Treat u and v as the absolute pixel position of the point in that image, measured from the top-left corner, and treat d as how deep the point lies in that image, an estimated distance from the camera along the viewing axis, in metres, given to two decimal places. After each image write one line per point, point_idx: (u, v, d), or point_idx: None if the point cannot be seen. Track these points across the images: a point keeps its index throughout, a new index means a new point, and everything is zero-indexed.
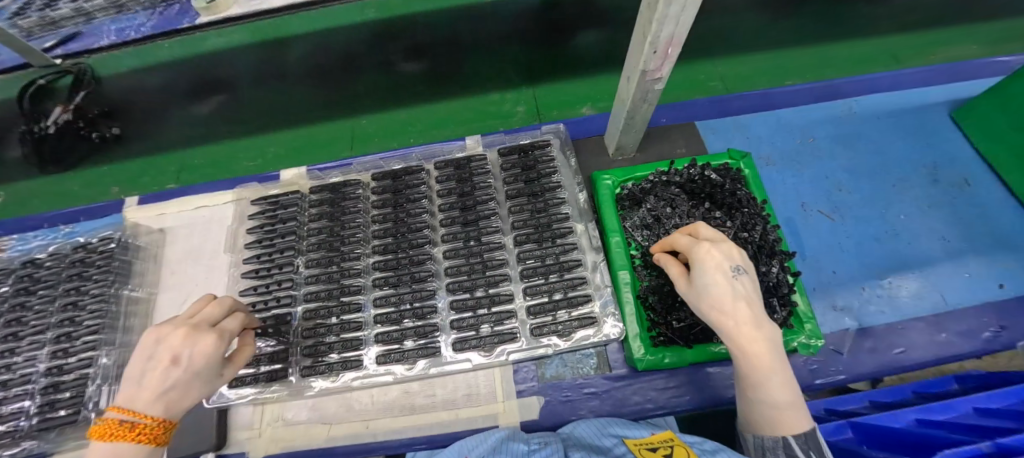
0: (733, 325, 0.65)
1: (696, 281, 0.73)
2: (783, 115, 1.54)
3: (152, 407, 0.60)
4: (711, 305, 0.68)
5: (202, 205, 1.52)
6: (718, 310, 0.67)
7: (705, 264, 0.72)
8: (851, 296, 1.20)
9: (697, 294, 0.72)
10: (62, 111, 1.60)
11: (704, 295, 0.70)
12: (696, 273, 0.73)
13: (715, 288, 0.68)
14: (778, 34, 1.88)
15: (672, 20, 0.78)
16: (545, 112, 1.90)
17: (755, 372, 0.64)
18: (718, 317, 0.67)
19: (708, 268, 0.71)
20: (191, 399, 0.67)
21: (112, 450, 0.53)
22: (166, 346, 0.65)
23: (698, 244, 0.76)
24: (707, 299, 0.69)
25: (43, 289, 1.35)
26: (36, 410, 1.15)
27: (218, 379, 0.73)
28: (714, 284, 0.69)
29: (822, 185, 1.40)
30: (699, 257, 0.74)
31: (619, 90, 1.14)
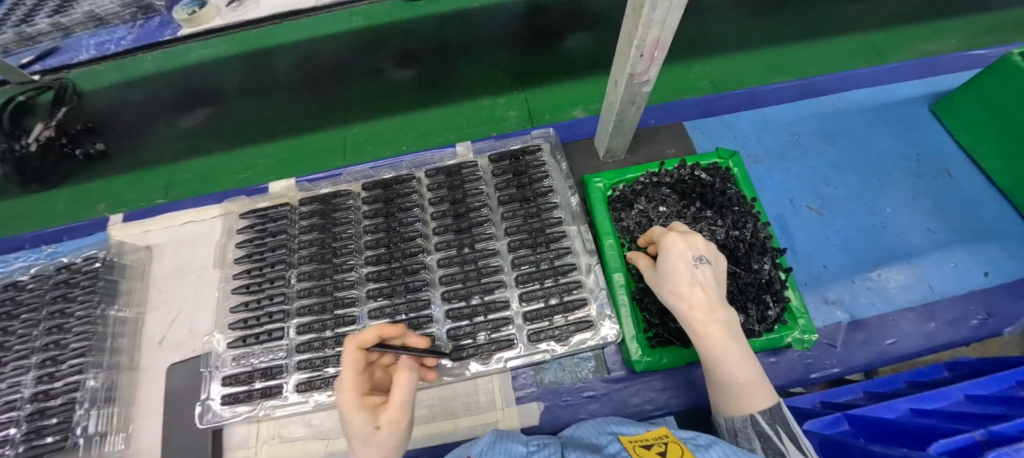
0: (686, 309, 0.73)
1: (660, 270, 0.81)
2: (769, 113, 1.56)
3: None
4: (670, 292, 0.77)
5: (189, 221, 1.50)
6: (675, 296, 0.76)
7: (667, 254, 0.80)
8: (841, 289, 1.22)
9: (660, 282, 0.81)
10: (45, 128, 1.56)
11: (664, 282, 0.79)
12: (660, 263, 0.81)
13: (673, 276, 0.77)
14: (761, 33, 1.91)
15: (658, 24, 0.78)
16: (537, 117, 1.94)
17: (710, 352, 0.71)
18: (675, 302, 0.76)
19: (669, 258, 0.79)
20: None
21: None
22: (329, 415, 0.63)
23: (665, 236, 0.83)
24: (666, 287, 0.78)
25: (26, 312, 1.32)
26: (22, 437, 1.11)
27: (372, 438, 0.57)
28: (673, 272, 0.77)
29: (809, 181, 1.42)
30: (663, 249, 0.82)
31: (608, 93, 1.14)
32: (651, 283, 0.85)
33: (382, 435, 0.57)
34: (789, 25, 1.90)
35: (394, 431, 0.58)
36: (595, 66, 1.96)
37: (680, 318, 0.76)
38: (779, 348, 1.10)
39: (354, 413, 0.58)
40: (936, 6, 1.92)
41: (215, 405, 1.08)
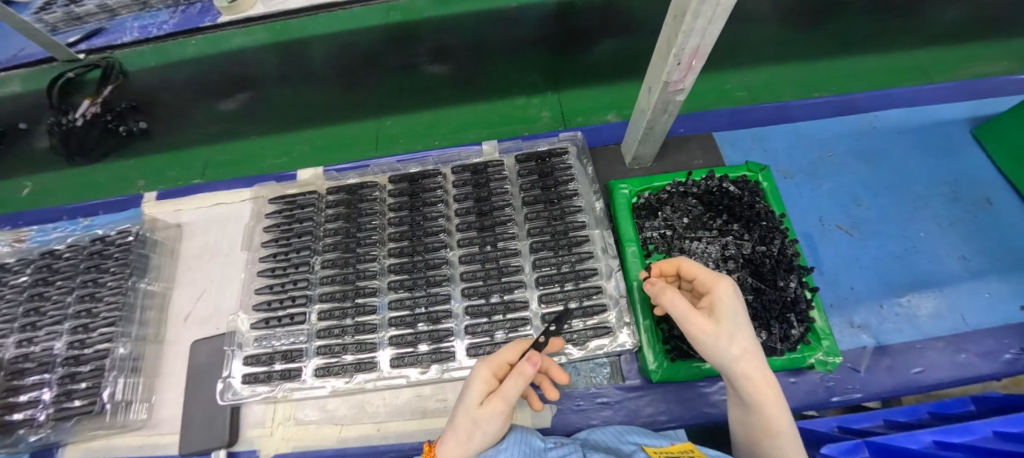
0: (762, 373, 0.65)
1: (725, 318, 0.69)
2: (802, 128, 1.53)
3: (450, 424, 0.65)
4: (741, 350, 0.66)
5: (219, 202, 1.54)
6: (746, 356, 0.66)
7: (736, 303, 0.72)
8: (868, 313, 1.19)
9: (728, 333, 0.67)
10: (91, 104, 1.65)
11: (737, 335, 0.67)
12: (728, 310, 0.70)
13: (746, 329, 0.69)
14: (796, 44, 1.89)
15: (699, 32, 0.77)
16: (570, 118, 1.93)
17: (784, 424, 0.63)
18: (747, 363, 0.65)
19: (739, 308, 0.71)
20: (464, 434, 0.62)
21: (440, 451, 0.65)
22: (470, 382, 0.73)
23: (722, 280, 0.75)
24: (740, 341, 0.66)
25: (62, 280, 1.38)
26: (52, 400, 1.17)
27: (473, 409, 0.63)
28: (745, 326, 0.68)
29: (840, 200, 1.39)
30: (725, 295, 0.73)
31: (640, 100, 1.13)
32: (706, 329, 0.68)
33: (482, 409, 0.62)
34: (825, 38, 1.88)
35: (488, 414, 0.61)
36: (624, 72, 1.95)
37: (744, 381, 0.65)
38: (800, 368, 1.07)
39: (477, 381, 0.66)
40: (985, 26, 1.86)
41: (235, 383, 1.12)
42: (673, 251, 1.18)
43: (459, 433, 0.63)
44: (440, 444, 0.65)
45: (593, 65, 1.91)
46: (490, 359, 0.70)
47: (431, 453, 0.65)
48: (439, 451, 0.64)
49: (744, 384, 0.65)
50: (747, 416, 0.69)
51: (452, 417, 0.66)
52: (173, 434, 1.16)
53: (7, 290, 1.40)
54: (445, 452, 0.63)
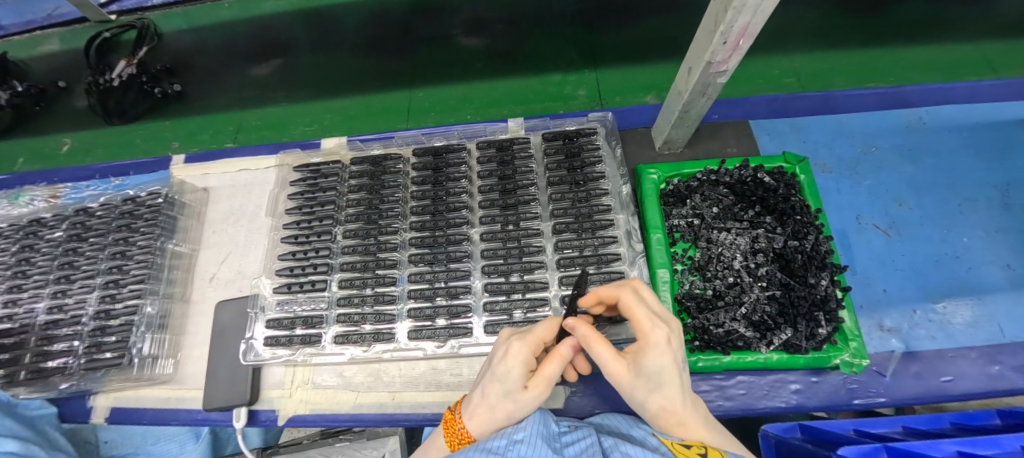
0: (682, 427, 0.65)
1: (640, 376, 0.65)
2: (845, 120, 1.45)
3: (484, 399, 0.71)
4: (661, 407, 0.65)
5: (244, 168, 1.55)
6: (665, 412, 0.65)
7: (662, 363, 0.62)
8: (899, 317, 1.14)
9: (642, 389, 0.66)
10: (127, 64, 1.76)
11: (655, 392, 0.65)
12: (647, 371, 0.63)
13: (668, 389, 0.63)
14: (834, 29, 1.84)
15: (751, 9, 0.71)
16: (607, 97, 1.84)
17: None
18: (667, 419, 0.66)
19: (665, 369, 0.62)
20: (507, 414, 0.69)
21: (469, 418, 0.72)
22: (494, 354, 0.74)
23: (653, 332, 0.63)
24: (657, 400, 0.65)
25: (94, 237, 1.42)
26: (84, 351, 1.23)
27: (517, 394, 0.68)
28: (668, 384, 0.63)
29: (880, 197, 1.32)
30: (656, 353, 0.62)
31: (677, 81, 1.08)
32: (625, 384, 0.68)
33: (529, 396, 0.69)
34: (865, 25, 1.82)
35: (535, 397, 0.70)
36: (659, 52, 1.87)
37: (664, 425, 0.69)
38: (823, 368, 1.03)
39: (518, 368, 0.68)
40: None
41: (257, 345, 1.15)
42: (700, 239, 1.17)
43: (497, 408, 0.70)
44: (475, 413, 0.72)
45: (627, 42, 1.86)
46: (527, 340, 0.71)
47: (466, 419, 0.72)
48: (475, 420, 0.72)
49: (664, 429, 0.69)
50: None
51: (487, 394, 0.70)
52: (196, 390, 1.21)
53: (44, 244, 1.45)
54: (482, 421, 0.71)
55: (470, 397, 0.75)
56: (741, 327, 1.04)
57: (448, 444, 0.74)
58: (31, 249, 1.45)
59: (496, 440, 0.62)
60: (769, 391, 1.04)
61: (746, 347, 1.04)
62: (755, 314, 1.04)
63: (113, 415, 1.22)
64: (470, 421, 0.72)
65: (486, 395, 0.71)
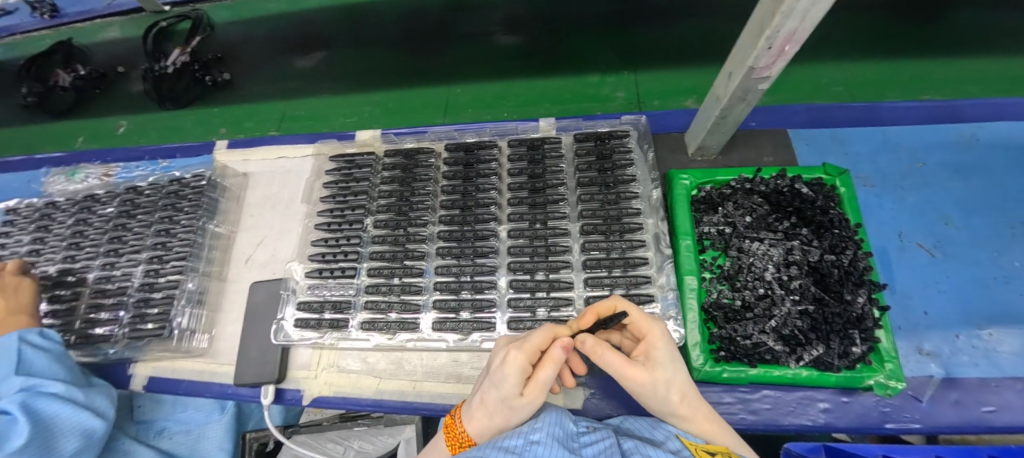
0: (696, 409, 0.73)
1: (657, 365, 0.73)
2: (890, 132, 1.40)
3: (482, 402, 0.73)
4: (678, 392, 0.72)
5: (282, 156, 1.61)
6: (682, 398, 0.72)
7: (669, 348, 0.75)
8: (940, 341, 1.08)
9: (664, 380, 0.72)
10: (181, 52, 1.93)
11: (673, 379, 0.73)
12: (661, 358, 0.74)
13: (678, 373, 0.73)
14: (871, 37, 1.82)
15: (798, 15, 0.70)
16: (647, 100, 1.81)
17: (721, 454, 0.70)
18: (687, 406, 0.72)
19: (672, 352, 0.75)
20: (505, 417, 0.71)
21: (468, 420, 0.74)
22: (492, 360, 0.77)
23: (654, 324, 0.77)
24: (676, 386, 0.72)
25: (142, 214, 1.51)
26: (129, 320, 1.31)
27: (512, 399, 0.69)
28: (677, 367, 0.74)
29: (925, 215, 1.26)
30: (661, 341, 0.75)
31: (715, 86, 1.06)
32: (643, 379, 0.73)
33: (523, 400, 0.70)
34: (903, 37, 1.80)
35: (529, 402, 0.70)
36: (695, 55, 1.84)
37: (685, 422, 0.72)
38: (855, 388, 1.00)
39: (513, 374, 0.69)
40: None
41: (287, 326, 1.19)
42: (731, 248, 1.14)
43: (495, 410, 0.72)
44: (473, 417, 0.74)
45: (667, 43, 1.85)
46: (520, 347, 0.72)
47: (466, 423, 0.74)
48: (473, 424, 0.73)
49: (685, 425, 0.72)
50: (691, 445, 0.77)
51: (485, 397, 0.73)
52: (229, 364, 1.27)
53: (96, 218, 1.55)
54: (482, 425, 0.73)
55: (470, 401, 0.77)
56: (770, 340, 1.01)
57: (451, 447, 0.75)
58: (84, 223, 1.55)
59: (513, 439, 0.65)
60: (796, 408, 1.01)
61: (775, 361, 1.01)
62: (785, 328, 1.02)
63: (150, 383, 1.29)
64: (468, 424, 0.74)
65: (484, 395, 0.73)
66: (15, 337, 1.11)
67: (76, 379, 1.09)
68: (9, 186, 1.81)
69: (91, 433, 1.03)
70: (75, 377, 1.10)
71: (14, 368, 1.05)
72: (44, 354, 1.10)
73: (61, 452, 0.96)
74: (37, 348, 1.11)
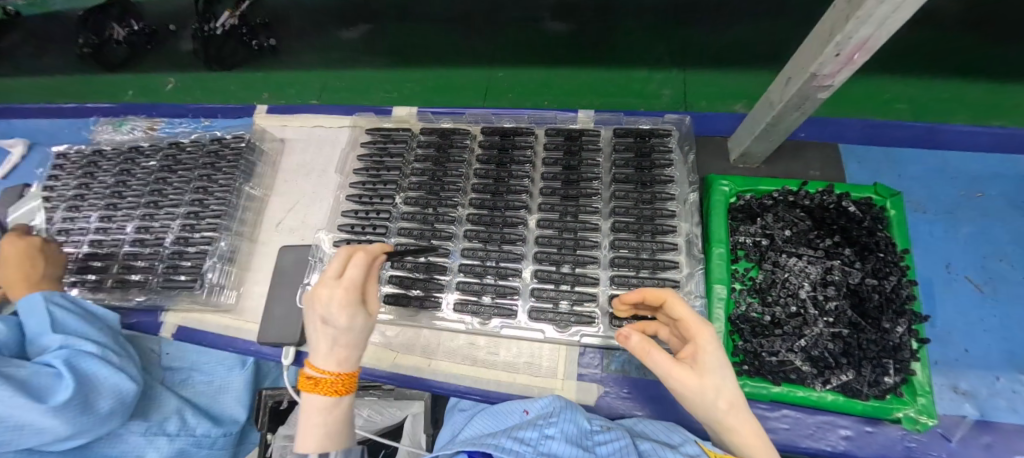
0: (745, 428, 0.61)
1: (707, 370, 0.62)
2: (950, 158, 1.31)
3: (334, 347, 0.72)
4: (728, 403, 0.61)
5: (319, 125, 1.63)
6: (732, 409, 0.61)
7: (720, 352, 0.64)
8: (979, 382, 1.03)
9: (713, 388, 0.61)
10: (230, 16, 2.02)
11: (724, 387, 0.61)
12: (712, 363, 0.62)
13: (729, 382, 0.62)
14: (940, 54, 1.71)
15: (876, 21, 0.65)
16: (693, 101, 1.75)
17: None
18: (736, 419, 0.61)
19: (723, 356, 0.64)
20: (361, 339, 0.74)
21: (333, 365, 0.73)
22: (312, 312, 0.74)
23: (704, 324, 0.67)
24: (726, 394, 0.61)
25: (183, 170, 1.56)
26: (164, 271, 1.36)
27: (360, 322, 0.73)
28: (730, 375, 0.62)
29: (977, 249, 1.19)
30: (712, 344, 0.64)
31: (769, 91, 1.01)
32: (689, 383, 0.62)
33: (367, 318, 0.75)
34: (973, 58, 1.69)
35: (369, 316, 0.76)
36: (745, 59, 1.78)
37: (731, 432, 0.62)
38: (881, 419, 0.96)
39: (344, 304, 0.71)
40: None
41: None
42: (766, 261, 1.10)
43: (353, 342, 0.74)
44: (336, 361, 0.73)
45: (718, 43, 1.81)
46: (347, 286, 0.72)
47: (333, 370, 0.73)
48: (341, 364, 0.73)
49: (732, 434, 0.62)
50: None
51: (335, 341, 0.72)
52: (254, 323, 1.31)
53: (139, 170, 1.61)
54: (346, 360, 0.74)
55: (316, 358, 0.73)
56: (797, 360, 0.98)
57: (329, 395, 0.72)
58: (128, 173, 1.61)
59: (528, 432, 0.76)
60: (815, 432, 0.98)
61: (799, 381, 0.98)
62: (815, 349, 0.98)
63: (179, 332, 1.35)
64: (330, 367, 0.73)
65: (331, 343, 0.73)
66: (40, 298, 1.10)
67: (108, 344, 1.10)
68: (60, 132, 1.90)
69: (123, 397, 1.01)
70: (109, 341, 1.11)
71: (51, 329, 1.06)
72: (78, 316, 1.11)
73: (99, 411, 0.96)
74: (69, 311, 1.11)
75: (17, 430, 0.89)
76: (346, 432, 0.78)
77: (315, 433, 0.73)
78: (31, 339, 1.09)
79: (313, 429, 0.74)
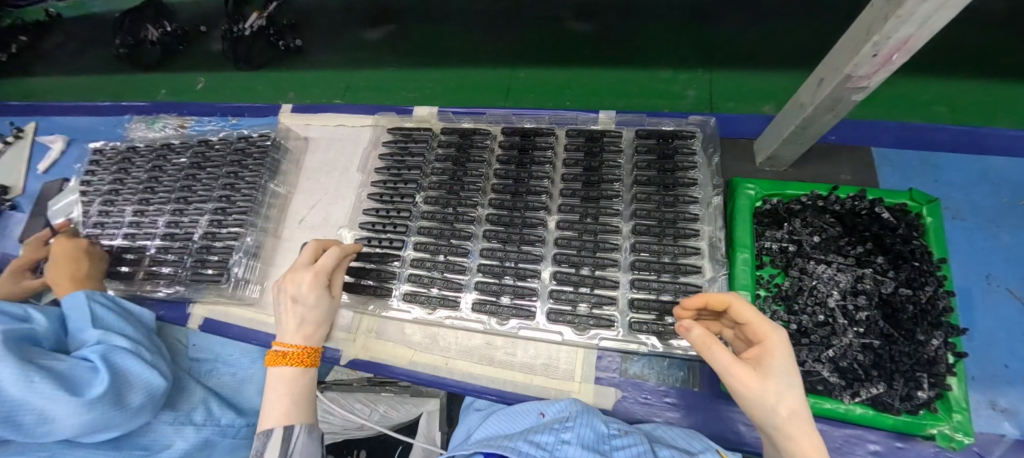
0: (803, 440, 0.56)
1: (772, 373, 0.59)
2: (993, 164, 1.25)
3: (304, 323, 0.94)
4: (787, 410, 0.57)
5: (342, 124, 1.66)
6: (790, 417, 0.57)
7: (789, 360, 0.61)
8: (1022, 399, 0.97)
9: (774, 391, 0.58)
10: (258, 17, 2.08)
11: (788, 393, 0.58)
12: (778, 367, 0.60)
13: (793, 390, 0.58)
14: (984, 54, 1.63)
15: (918, 22, 0.62)
16: (720, 102, 1.71)
17: None
18: (795, 429, 0.56)
19: (792, 365, 0.61)
20: (325, 316, 0.98)
21: (300, 338, 0.93)
22: (284, 294, 0.96)
23: (775, 330, 0.64)
24: (788, 401, 0.57)
25: (211, 167, 1.61)
26: (193, 264, 1.41)
27: (327, 303, 0.98)
28: (796, 385, 0.59)
29: (1021, 259, 1.13)
30: (782, 350, 0.62)
31: (799, 93, 0.99)
32: (749, 382, 0.60)
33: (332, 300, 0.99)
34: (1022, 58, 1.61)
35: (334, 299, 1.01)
36: (773, 58, 1.73)
37: (787, 443, 0.57)
38: (913, 434, 0.92)
39: (315, 286, 0.95)
40: None
41: None
42: (793, 268, 1.08)
43: (321, 319, 0.97)
44: (306, 335, 0.94)
45: (746, 43, 1.76)
46: (316, 270, 0.97)
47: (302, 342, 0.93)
48: (310, 337, 0.94)
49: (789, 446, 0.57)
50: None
51: (306, 317, 0.95)
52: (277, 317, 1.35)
53: (170, 166, 1.67)
54: (314, 334, 0.95)
55: (286, 331, 0.94)
56: (825, 370, 0.95)
57: (299, 364, 0.89)
58: (160, 169, 1.67)
59: (545, 436, 0.76)
60: (841, 444, 0.95)
61: (826, 393, 0.94)
62: (844, 360, 0.95)
63: (206, 324, 1.40)
64: (298, 340, 0.93)
65: (297, 318, 0.94)
66: (83, 296, 1.18)
67: (140, 340, 1.16)
68: (97, 129, 1.98)
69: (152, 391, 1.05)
70: (142, 338, 1.17)
71: (91, 324, 1.13)
72: (115, 314, 1.18)
73: (130, 404, 0.99)
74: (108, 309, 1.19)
75: (50, 423, 0.89)
76: (310, 407, 0.88)
77: (281, 402, 0.84)
78: (68, 335, 1.15)
79: (280, 399, 0.85)
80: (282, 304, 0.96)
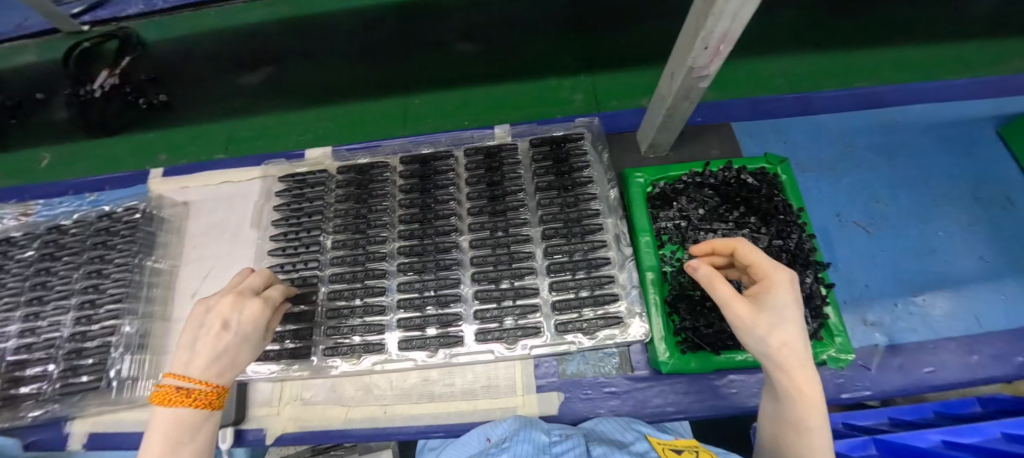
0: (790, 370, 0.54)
1: (767, 307, 0.59)
2: (823, 120, 1.49)
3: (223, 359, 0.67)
4: (778, 340, 0.56)
5: (225, 181, 1.51)
6: (780, 346, 0.55)
7: (789, 296, 0.60)
8: (882, 311, 1.16)
9: (768, 323, 0.57)
10: (108, 76, 1.75)
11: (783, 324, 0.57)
12: (774, 301, 0.59)
13: (790, 322, 0.57)
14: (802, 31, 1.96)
15: (728, 16, 0.72)
16: (603, 100, 1.93)
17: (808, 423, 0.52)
18: (783, 359, 0.55)
19: (792, 302, 0.60)
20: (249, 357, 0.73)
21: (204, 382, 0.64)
22: (208, 318, 0.70)
23: (781, 272, 0.64)
24: (781, 331, 0.56)
25: (67, 255, 1.37)
26: (59, 374, 1.19)
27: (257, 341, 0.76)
28: (793, 320, 0.57)
29: (858, 195, 1.36)
30: (783, 288, 0.61)
31: (660, 85, 1.09)
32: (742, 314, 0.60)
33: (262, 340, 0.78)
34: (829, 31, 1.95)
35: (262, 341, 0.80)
36: (641, 56, 1.93)
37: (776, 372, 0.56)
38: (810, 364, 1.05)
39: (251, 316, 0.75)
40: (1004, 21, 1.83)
41: None
42: (688, 241, 1.16)
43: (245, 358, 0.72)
44: (218, 375, 0.66)
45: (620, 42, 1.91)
46: (265, 300, 0.81)
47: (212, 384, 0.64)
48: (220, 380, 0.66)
49: (777, 374, 0.56)
50: (777, 418, 0.60)
51: (229, 347, 0.69)
52: None
53: (13, 264, 1.39)
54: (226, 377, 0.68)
55: (188, 368, 0.64)
56: None
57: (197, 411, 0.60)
58: None
59: None
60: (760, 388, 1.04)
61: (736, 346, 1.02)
62: None
63: (91, 441, 1.15)
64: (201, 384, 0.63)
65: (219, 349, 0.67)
66: None
67: None
68: None
69: None
70: None
71: None
72: None
73: None
74: None
75: None
76: None
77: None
78: None
79: None
80: (200, 328, 0.68)
